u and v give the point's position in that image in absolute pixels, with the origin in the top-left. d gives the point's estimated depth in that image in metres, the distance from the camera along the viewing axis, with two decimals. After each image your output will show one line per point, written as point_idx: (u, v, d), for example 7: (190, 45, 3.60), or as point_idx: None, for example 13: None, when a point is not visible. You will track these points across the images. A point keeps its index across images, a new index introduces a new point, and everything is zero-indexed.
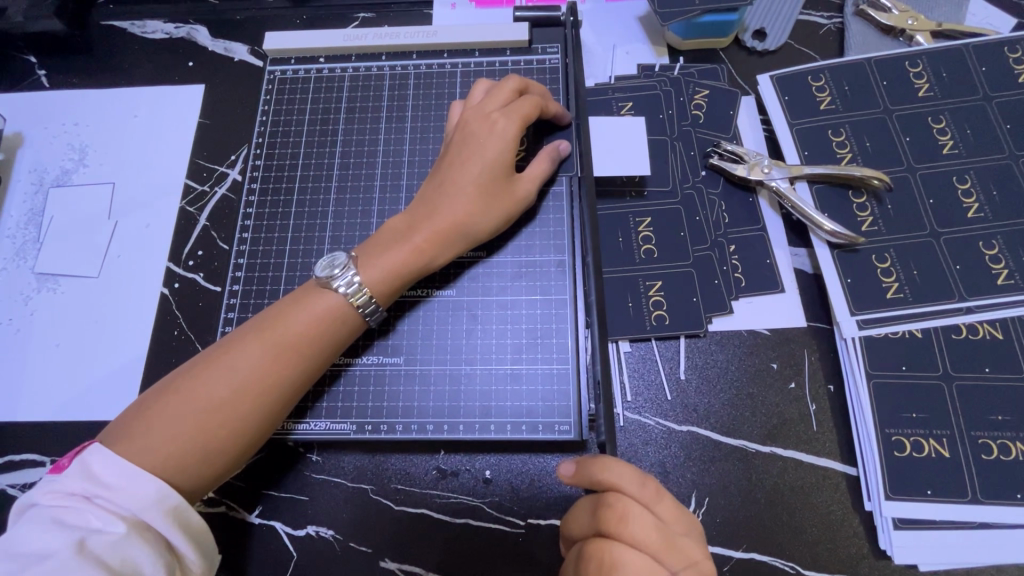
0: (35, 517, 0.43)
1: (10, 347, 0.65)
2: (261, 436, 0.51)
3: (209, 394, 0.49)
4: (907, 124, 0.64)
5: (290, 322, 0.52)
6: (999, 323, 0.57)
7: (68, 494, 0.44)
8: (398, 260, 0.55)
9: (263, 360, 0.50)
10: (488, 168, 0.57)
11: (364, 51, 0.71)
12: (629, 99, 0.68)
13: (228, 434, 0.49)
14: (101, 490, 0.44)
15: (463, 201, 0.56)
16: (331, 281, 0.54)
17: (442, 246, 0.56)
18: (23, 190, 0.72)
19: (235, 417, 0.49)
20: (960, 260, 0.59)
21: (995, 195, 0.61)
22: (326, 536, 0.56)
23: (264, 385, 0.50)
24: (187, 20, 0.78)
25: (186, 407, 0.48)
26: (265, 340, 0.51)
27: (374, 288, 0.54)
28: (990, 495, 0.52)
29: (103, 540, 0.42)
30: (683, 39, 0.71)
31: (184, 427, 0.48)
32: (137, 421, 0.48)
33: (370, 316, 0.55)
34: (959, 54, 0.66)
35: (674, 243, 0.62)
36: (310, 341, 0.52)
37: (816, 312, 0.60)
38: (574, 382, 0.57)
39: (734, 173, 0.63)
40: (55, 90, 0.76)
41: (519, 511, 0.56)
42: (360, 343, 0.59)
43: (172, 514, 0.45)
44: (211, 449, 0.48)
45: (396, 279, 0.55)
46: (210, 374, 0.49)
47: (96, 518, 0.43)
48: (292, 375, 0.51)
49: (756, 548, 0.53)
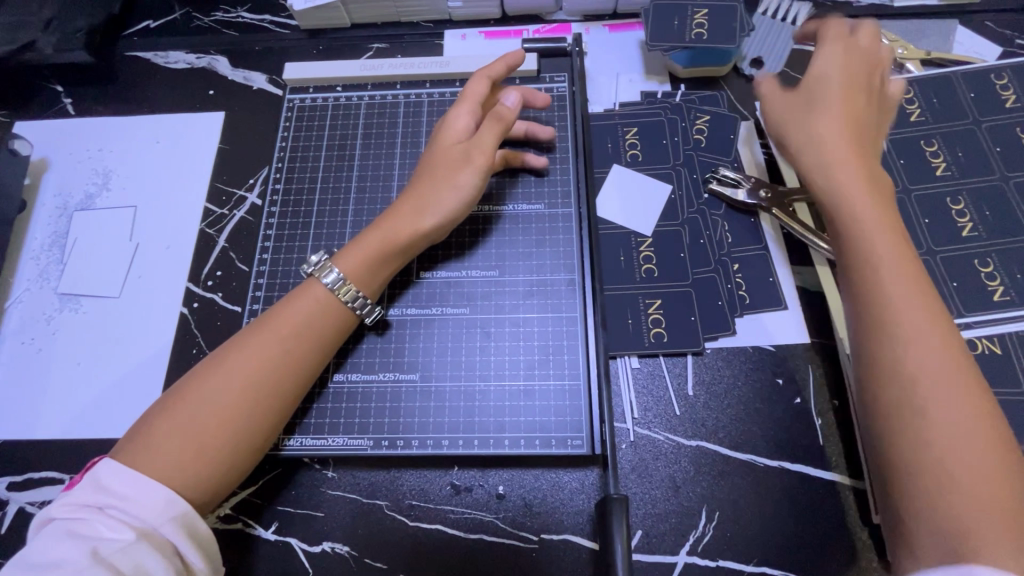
0: (50, 529, 0.44)
1: (31, 366, 0.67)
2: (263, 437, 0.52)
3: (207, 396, 0.50)
4: (901, 148, 0.67)
5: (282, 318, 0.55)
6: (996, 338, 0.58)
7: (82, 506, 0.46)
8: (369, 241, 0.59)
9: (260, 357, 0.52)
10: (440, 143, 0.61)
11: (380, 80, 0.74)
12: (634, 125, 0.71)
13: (226, 432, 0.50)
14: (114, 499, 0.46)
15: (418, 190, 0.60)
16: (320, 275, 0.57)
17: (399, 223, 0.59)
18: (47, 214, 0.74)
19: (230, 416, 0.50)
20: (957, 278, 0.61)
21: (987, 215, 0.63)
22: (341, 553, 0.56)
23: (255, 379, 0.51)
24: (208, 51, 0.82)
25: (187, 411, 0.50)
26: (262, 337, 0.53)
27: (347, 270, 0.57)
28: None
29: (115, 547, 0.43)
30: (684, 67, 0.74)
31: (185, 431, 0.49)
32: (144, 433, 0.49)
33: (361, 310, 0.58)
34: (948, 81, 0.69)
35: (675, 263, 0.64)
36: (301, 333, 0.54)
37: (818, 328, 0.62)
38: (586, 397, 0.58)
39: (734, 198, 0.66)
40: (80, 118, 0.79)
41: (532, 526, 0.56)
42: (350, 345, 0.61)
43: (181, 522, 0.46)
44: (210, 450, 0.49)
45: (365, 262, 0.58)
46: (208, 379, 0.51)
47: (108, 528, 0.44)
48: (286, 371, 0.53)
49: (767, 562, 0.54)
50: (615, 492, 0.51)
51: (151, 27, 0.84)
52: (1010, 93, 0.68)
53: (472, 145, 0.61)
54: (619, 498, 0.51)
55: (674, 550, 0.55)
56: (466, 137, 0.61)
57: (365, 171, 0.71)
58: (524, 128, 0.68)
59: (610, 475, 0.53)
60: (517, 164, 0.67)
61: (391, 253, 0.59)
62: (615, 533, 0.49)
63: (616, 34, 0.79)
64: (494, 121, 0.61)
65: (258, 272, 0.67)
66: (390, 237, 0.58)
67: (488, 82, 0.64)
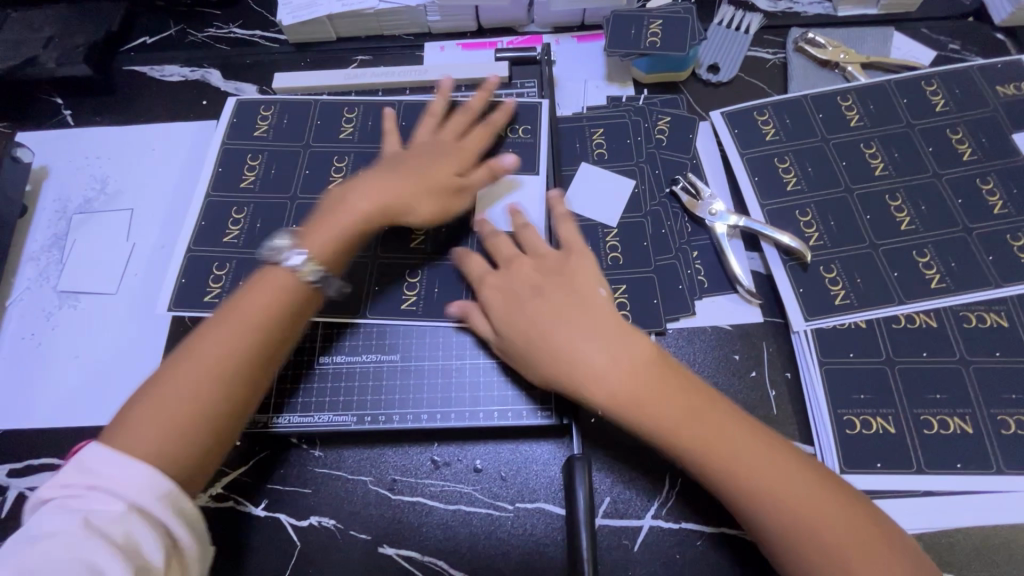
0: (45, 509, 0.46)
1: (31, 361, 0.70)
2: (240, 408, 0.54)
3: (170, 388, 0.52)
4: (842, 150, 0.72)
5: (245, 304, 0.56)
6: (933, 312, 0.63)
7: (71, 487, 0.47)
8: (341, 212, 0.61)
9: (225, 336, 0.55)
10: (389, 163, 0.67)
11: (363, 88, 0.79)
12: (600, 126, 0.76)
13: (203, 408, 0.52)
14: (84, 493, 0.46)
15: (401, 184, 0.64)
16: (284, 260, 0.58)
17: (383, 194, 0.63)
18: (47, 218, 0.78)
19: (199, 393, 0.52)
20: (897, 268, 0.65)
21: (922, 209, 0.68)
22: (328, 526, 0.60)
23: (229, 362, 0.54)
24: (202, 65, 0.87)
25: (154, 402, 0.52)
26: (231, 327, 0.55)
27: (320, 257, 0.59)
28: (933, 466, 0.57)
29: (106, 517, 0.45)
30: (646, 74, 0.80)
31: (161, 415, 0.51)
32: (121, 422, 0.51)
33: (324, 284, 0.59)
34: (883, 88, 0.75)
35: (638, 251, 0.68)
36: (265, 317, 0.56)
37: (771, 309, 0.67)
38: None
39: (686, 205, 0.71)
40: (80, 128, 0.84)
41: (508, 496, 0.60)
42: (342, 333, 0.65)
43: (165, 500, 0.47)
44: (150, 428, 0.50)
45: (330, 243, 0.60)
46: (189, 365, 0.53)
47: (97, 501, 0.46)
48: (241, 345, 0.54)
49: (725, 523, 0.58)
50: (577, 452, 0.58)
51: (147, 43, 0.89)
52: (939, 98, 0.74)
53: (442, 144, 0.69)
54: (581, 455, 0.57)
55: (640, 515, 0.59)
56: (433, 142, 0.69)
57: (339, 155, 0.73)
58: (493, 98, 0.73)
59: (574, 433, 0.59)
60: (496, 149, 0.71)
61: (363, 224, 0.62)
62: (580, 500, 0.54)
63: (584, 44, 0.85)
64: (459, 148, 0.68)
65: (221, 266, 0.68)
66: (364, 219, 0.62)
67: (487, 133, 0.70)
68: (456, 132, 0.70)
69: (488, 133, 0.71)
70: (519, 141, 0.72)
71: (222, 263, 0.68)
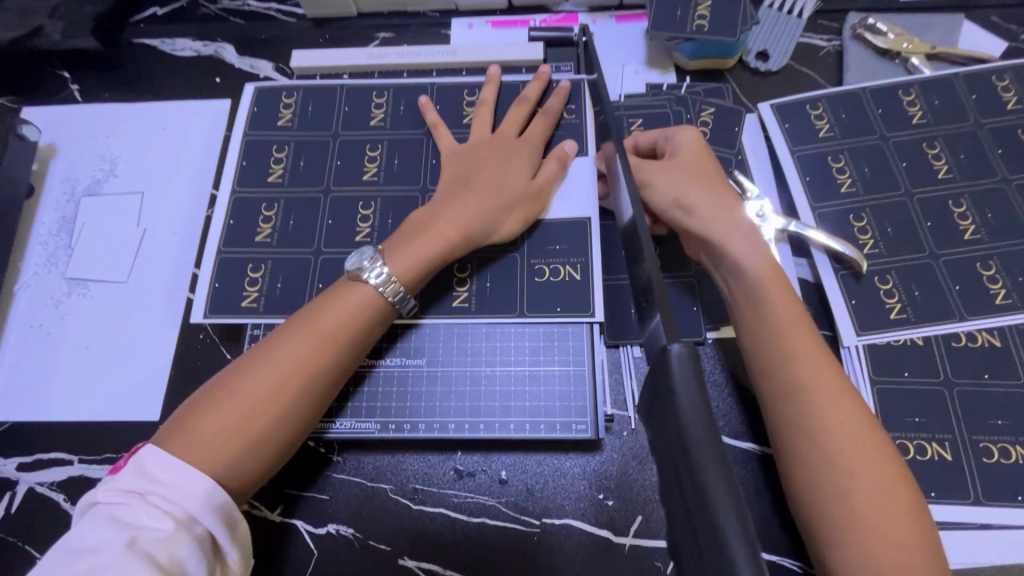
0: (95, 514, 0.44)
1: (39, 350, 0.67)
2: (303, 429, 0.52)
3: (242, 397, 0.50)
4: (903, 150, 0.67)
5: (326, 316, 0.54)
6: (996, 331, 0.59)
7: (125, 491, 0.45)
8: (428, 236, 0.57)
9: (303, 353, 0.52)
10: (457, 171, 0.63)
11: (386, 69, 0.74)
12: (639, 116, 0.71)
13: (277, 421, 0.50)
14: (146, 499, 0.45)
15: (479, 196, 0.60)
16: (361, 273, 0.55)
17: (468, 218, 0.58)
18: (55, 199, 0.75)
19: (278, 406, 0.50)
20: (960, 281, 0.61)
21: (989, 217, 0.63)
22: (345, 534, 0.57)
23: (308, 378, 0.51)
24: (215, 39, 0.82)
25: (233, 405, 0.49)
26: (308, 340, 0.52)
27: (402, 276, 0.56)
28: (991, 497, 0.53)
29: (154, 537, 0.43)
30: (689, 59, 0.74)
31: (230, 426, 0.49)
32: (188, 424, 0.49)
33: (400, 304, 0.57)
34: (949, 83, 0.69)
35: (678, 253, 0.64)
36: (344, 334, 0.54)
37: (819, 320, 0.62)
38: (638, 238, 0.40)
39: None
40: (88, 104, 0.80)
41: (534, 511, 0.57)
42: (387, 338, 0.61)
43: (221, 513, 0.46)
44: (217, 439, 0.48)
45: (419, 261, 0.57)
46: (259, 374, 0.51)
47: (148, 516, 0.44)
48: (319, 363, 0.52)
49: (766, 549, 0.54)
50: (672, 341, 0.32)
51: (158, 15, 0.84)
52: (1012, 95, 0.68)
53: (506, 144, 0.64)
54: (685, 350, 0.31)
55: None
56: (500, 140, 0.64)
57: (370, 143, 0.69)
58: (540, 83, 0.68)
59: (659, 322, 0.35)
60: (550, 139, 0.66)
61: (452, 246, 0.58)
62: (677, 389, 0.31)
63: (622, 25, 0.79)
64: (527, 145, 0.64)
65: (257, 267, 0.64)
66: (446, 236, 0.58)
67: (546, 121, 0.66)
68: (516, 125, 0.65)
69: (547, 121, 0.66)
70: (567, 123, 0.67)
71: (257, 264, 0.64)
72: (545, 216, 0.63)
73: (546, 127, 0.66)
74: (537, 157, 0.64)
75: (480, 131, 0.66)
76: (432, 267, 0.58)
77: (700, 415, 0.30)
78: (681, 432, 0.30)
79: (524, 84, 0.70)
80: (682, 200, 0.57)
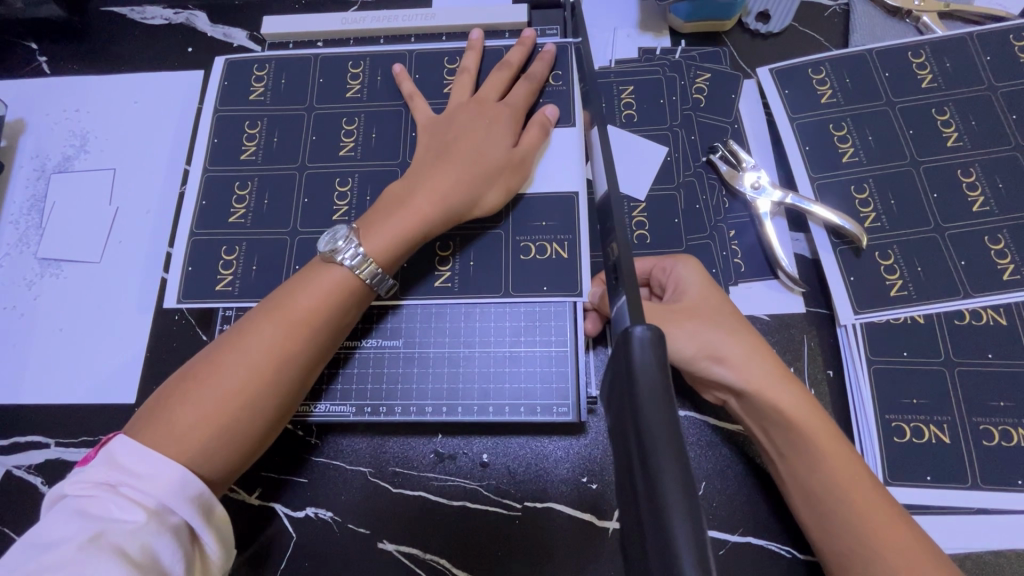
0: (62, 507, 0.43)
1: (12, 333, 0.66)
2: (282, 415, 0.51)
3: (215, 383, 0.48)
4: (910, 116, 0.63)
5: (300, 298, 0.51)
6: (1003, 309, 0.56)
7: (93, 483, 0.43)
8: (403, 213, 0.54)
9: (277, 338, 0.50)
10: (434, 142, 0.59)
11: (363, 35, 0.71)
12: (629, 83, 0.67)
13: (254, 410, 0.48)
14: (115, 490, 0.43)
15: (456, 168, 0.56)
16: (335, 255, 0.53)
17: (444, 192, 0.55)
18: (25, 177, 0.73)
19: (254, 393, 0.48)
20: (965, 256, 0.58)
21: (1000, 187, 0.59)
22: (324, 518, 0.56)
23: (284, 362, 0.49)
24: (186, 6, 0.78)
25: (206, 393, 0.47)
26: (282, 324, 0.50)
27: (378, 256, 0.53)
28: (989, 481, 0.51)
29: (123, 529, 0.41)
30: (685, 22, 0.70)
31: (203, 414, 0.47)
32: (160, 412, 0.47)
33: (378, 285, 0.54)
34: (963, 43, 0.65)
35: (668, 229, 0.61)
36: (319, 318, 0.51)
37: (815, 298, 0.60)
38: (610, 214, 0.37)
39: (725, 176, 0.62)
40: (56, 77, 0.77)
41: (516, 494, 0.56)
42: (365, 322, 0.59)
43: (195, 501, 0.45)
44: (190, 427, 0.46)
45: (393, 240, 0.54)
46: (233, 360, 0.49)
47: (118, 508, 0.42)
48: (295, 347, 0.50)
49: (752, 533, 0.53)
50: (636, 324, 0.29)
51: None
52: None
53: (485, 111, 0.60)
54: (649, 334, 0.29)
55: None
56: (479, 108, 0.60)
57: (347, 115, 0.66)
58: (524, 46, 0.64)
59: (625, 302, 0.32)
60: (534, 106, 0.63)
61: (429, 224, 0.55)
62: (639, 379, 0.28)
63: None
64: (508, 110, 0.60)
65: (230, 249, 0.62)
66: (421, 212, 0.54)
67: (530, 88, 0.62)
68: (498, 92, 0.62)
69: (531, 87, 0.62)
70: (553, 90, 0.64)
71: (232, 246, 0.62)
72: (528, 189, 0.60)
73: (531, 94, 0.62)
74: (518, 125, 0.60)
75: (457, 99, 0.62)
76: (408, 246, 0.55)
77: (662, 404, 0.27)
78: (638, 421, 0.27)
79: (508, 50, 0.66)
80: (711, 350, 0.50)
